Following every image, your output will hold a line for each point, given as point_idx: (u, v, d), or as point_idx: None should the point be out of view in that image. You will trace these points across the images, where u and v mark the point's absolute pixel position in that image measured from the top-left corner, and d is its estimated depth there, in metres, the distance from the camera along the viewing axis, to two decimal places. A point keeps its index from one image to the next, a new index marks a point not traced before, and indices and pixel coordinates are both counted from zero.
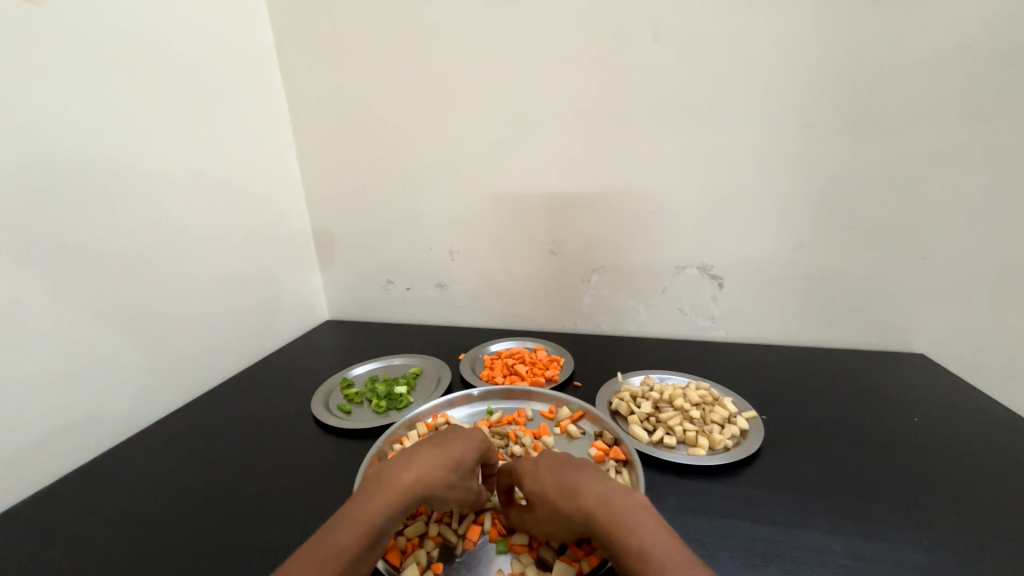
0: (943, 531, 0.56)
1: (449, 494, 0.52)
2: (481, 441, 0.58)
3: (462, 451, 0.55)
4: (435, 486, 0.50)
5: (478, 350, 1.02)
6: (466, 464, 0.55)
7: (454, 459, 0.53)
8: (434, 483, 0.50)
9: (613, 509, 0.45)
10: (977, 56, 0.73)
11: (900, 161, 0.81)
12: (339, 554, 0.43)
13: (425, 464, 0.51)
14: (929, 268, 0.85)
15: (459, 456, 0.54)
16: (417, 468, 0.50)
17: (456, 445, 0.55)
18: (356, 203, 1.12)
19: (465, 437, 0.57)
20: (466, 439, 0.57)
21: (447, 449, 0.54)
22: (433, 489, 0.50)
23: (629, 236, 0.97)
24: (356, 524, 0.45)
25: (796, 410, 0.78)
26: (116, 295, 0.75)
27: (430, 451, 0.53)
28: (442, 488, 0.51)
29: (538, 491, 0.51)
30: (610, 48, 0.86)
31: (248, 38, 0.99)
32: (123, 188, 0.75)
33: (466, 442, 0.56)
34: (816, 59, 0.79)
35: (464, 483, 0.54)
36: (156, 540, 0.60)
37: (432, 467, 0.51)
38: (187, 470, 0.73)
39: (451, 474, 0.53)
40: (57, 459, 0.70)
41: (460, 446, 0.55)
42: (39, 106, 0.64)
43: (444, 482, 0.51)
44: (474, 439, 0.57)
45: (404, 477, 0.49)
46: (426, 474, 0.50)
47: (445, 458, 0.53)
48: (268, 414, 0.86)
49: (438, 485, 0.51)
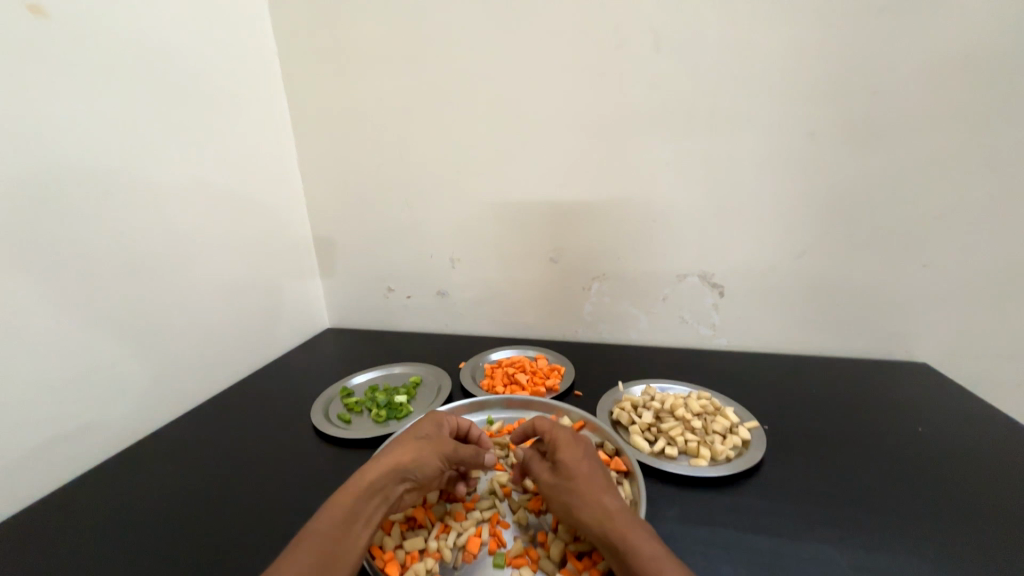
0: (949, 542, 0.55)
1: (419, 461, 0.57)
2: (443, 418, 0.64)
3: (426, 429, 0.61)
4: (400, 456, 0.56)
5: (479, 359, 1.01)
6: (430, 434, 0.61)
7: (415, 433, 0.60)
8: (397, 454, 0.56)
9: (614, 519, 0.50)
10: (976, 66, 0.74)
11: (900, 170, 0.81)
12: (320, 530, 0.47)
13: (389, 448, 0.57)
14: (931, 277, 0.85)
15: (420, 431, 0.60)
16: (382, 452, 0.57)
17: (416, 427, 0.62)
18: (357, 212, 1.12)
19: (429, 420, 0.63)
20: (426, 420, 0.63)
21: (408, 433, 0.61)
22: (397, 457, 0.56)
23: (630, 245, 0.97)
24: (334, 505, 0.50)
25: (798, 419, 0.78)
26: (118, 302, 0.75)
27: (394, 440, 0.60)
28: (409, 457, 0.57)
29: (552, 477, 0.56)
30: (610, 58, 0.87)
31: (252, 49, 1.00)
32: (127, 196, 0.76)
33: (428, 423, 0.63)
34: (816, 69, 0.79)
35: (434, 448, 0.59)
36: (154, 550, 0.60)
37: (395, 447, 0.57)
38: (187, 479, 0.72)
39: (416, 444, 0.58)
40: (56, 468, 0.70)
41: (423, 426, 0.61)
42: (46, 116, 0.65)
43: (410, 450, 0.57)
44: (437, 417, 0.63)
45: (371, 463, 0.55)
46: (389, 452, 0.56)
47: (408, 438, 0.59)
48: (268, 423, 0.86)
49: (402, 454, 0.56)
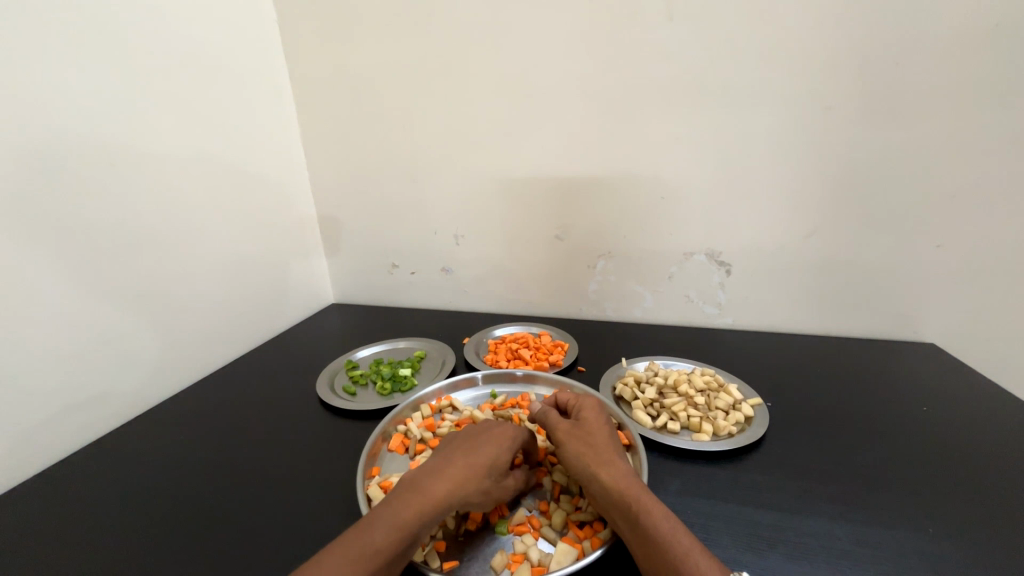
0: (948, 519, 0.55)
1: (486, 500, 0.52)
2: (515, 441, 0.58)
3: (500, 453, 0.55)
4: (474, 493, 0.51)
5: (483, 334, 1.02)
6: (504, 464, 0.55)
7: (492, 462, 0.54)
8: (469, 491, 0.51)
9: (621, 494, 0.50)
10: (1005, 36, 0.70)
11: (918, 146, 0.78)
12: (376, 555, 0.44)
13: (462, 471, 0.51)
14: (944, 256, 0.83)
15: (498, 459, 0.55)
16: (453, 476, 0.51)
17: (492, 447, 0.55)
18: (361, 186, 1.11)
19: (504, 438, 0.57)
20: (504, 439, 0.57)
21: (486, 453, 0.54)
22: (469, 496, 0.51)
23: (636, 221, 0.95)
24: (392, 526, 0.46)
25: (801, 397, 0.78)
26: (123, 276, 0.75)
27: (470, 458, 0.53)
28: (477, 495, 0.51)
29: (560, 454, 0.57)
30: (621, 26, 0.84)
31: (251, 15, 0.97)
32: (132, 171, 0.76)
33: (505, 443, 0.56)
34: (835, 38, 0.76)
35: (500, 485, 0.54)
36: (167, 516, 0.62)
37: (468, 473, 0.51)
38: (196, 448, 0.74)
39: (489, 482, 0.52)
40: (70, 435, 0.72)
41: (499, 450, 0.55)
42: (47, 88, 0.65)
43: (483, 489, 0.51)
44: (509, 439, 0.57)
45: (441, 484, 0.50)
46: (462, 483, 0.50)
47: (482, 462, 0.53)
48: (274, 394, 0.87)
49: (474, 492, 0.51)
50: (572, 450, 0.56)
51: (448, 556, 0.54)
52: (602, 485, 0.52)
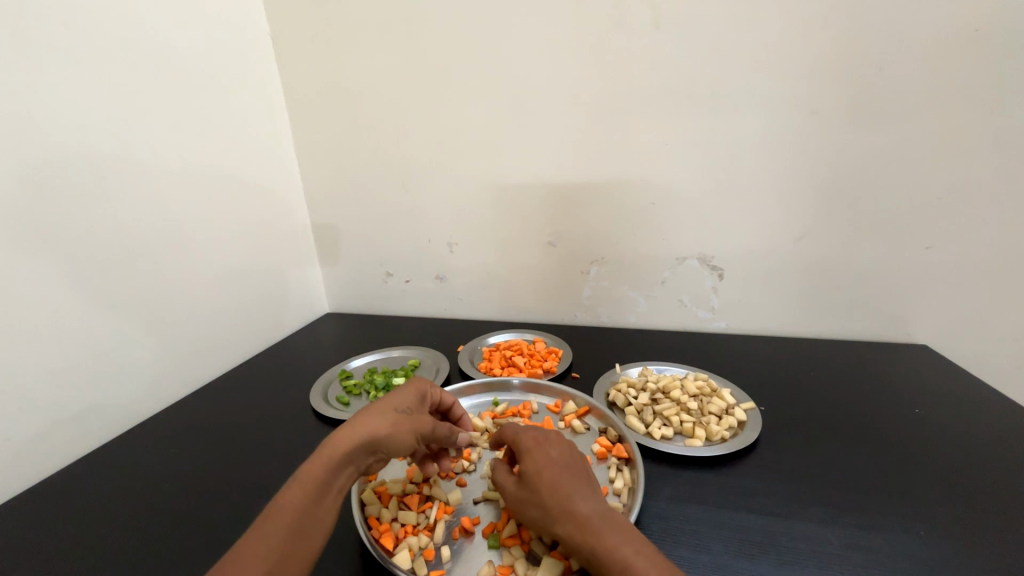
0: (940, 522, 0.55)
1: (399, 432, 0.53)
2: (420, 389, 0.60)
3: (403, 399, 0.57)
4: (382, 425, 0.52)
5: (477, 342, 1.02)
6: (408, 405, 0.57)
7: (395, 404, 0.55)
8: (376, 425, 0.52)
9: (592, 524, 0.46)
10: (982, 43, 0.72)
11: (903, 150, 0.79)
12: (286, 506, 0.44)
13: (363, 412, 0.53)
14: (932, 259, 0.84)
15: (399, 402, 0.57)
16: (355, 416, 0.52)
17: (392, 396, 0.57)
18: (355, 196, 1.12)
19: (404, 389, 0.59)
20: (406, 390, 0.59)
21: (386, 400, 0.56)
22: (378, 428, 0.51)
23: (629, 227, 0.96)
24: (301, 480, 0.46)
25: (794, 400, 0.78)
26: (116, 287, 0.75)
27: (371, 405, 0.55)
28: (387, 428, 0.52)
29: (533, 471, 0.51)
30: (610, 35, 0.85)
31: (244, 27, 0.98)
32: (122, 182, 0.75)
33: (408, 392, 0.59)
34: (819, 45, 0.77)
35: (412, 419, 0.55)
36: (156, 530, 0.61)
37: (370, 414, 0.53)
38: (187, 461, 0.74)
39: (395, 415, 0.54)
40: (61, 450, 0.71)
41: (400, 395, 0.57)
42: (39, 104, 0.65)
43: (390, 422, 0.53)
44: (412, 387, 0.60)
45: (344, 427, 0.51)
46: (363, 417, 0.52)
47: (383, 404, 0.55)
48: (269, 404, 0.87)
49: (382, 426, 0.52)
50: (540, 471, 0.51)
51: (436, 565, 0.54)
52: (605, 557, 0.45)
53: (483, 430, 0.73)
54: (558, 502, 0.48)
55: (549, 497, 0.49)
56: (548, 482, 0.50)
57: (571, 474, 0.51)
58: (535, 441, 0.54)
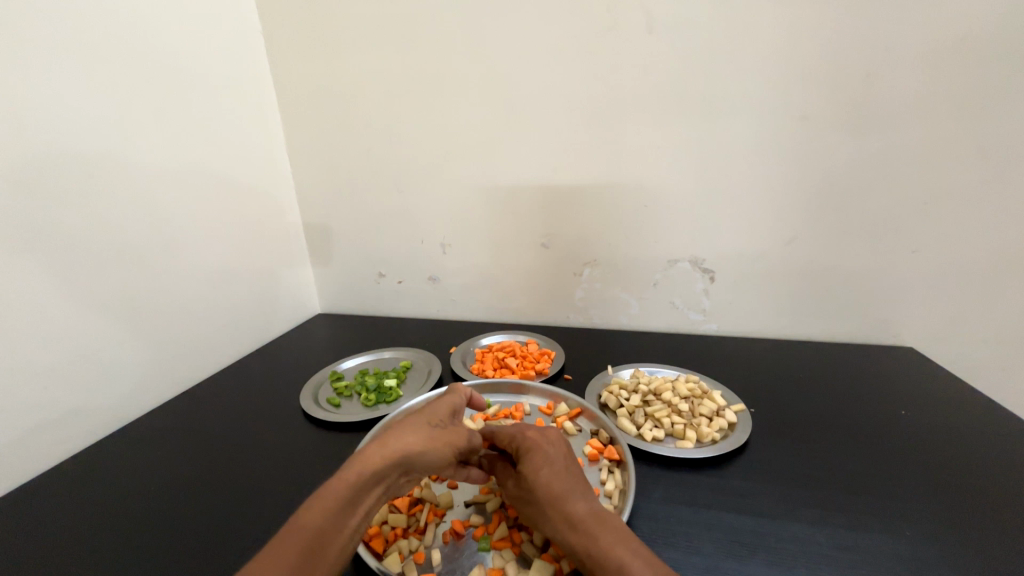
0: (927, 522, 0.56)
1: (433, 449, 0.52)
2: (454, 403, 0.60)
3: (436, 415, 0.56)
4: (416, 442, 0.51)
5: (470, 343, 1.02)
6: (443, 423, 0.56)
7: (429, 420, 0.55)
8: (409, 441, 0.51)
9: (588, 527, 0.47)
10: (968, 52, 0.73)
11: (891, 155, 0.80)
12: (312, 520, 0.43)
13: (398, 427, 0.53)
14: (919, 263, 0.85)
15: (433, 418, 0.56)
16: (389, 431, 0.52)
17: (422, 411, 0.57)
18: (348, 196, 1.11)
19: (435, 403, 0.59)
20: (440, 406, 0.59)
21: (417, 415, 0.56)
22: (412, 444, 0.51)
23: (622, 229, 0.96)
24: (330, 493, 0.45)
25: (784, 402, 0.79)
26: (103, 286, 0.74)
27: (405, 420, 0.55)
28: (422, 445, 0.51)
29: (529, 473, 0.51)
30: (604, 39, 0.85)
31: (236, 24, 0.97)
32: (111, 179, 0.74)
33: (443, 409, 0.58)
34: (810, 51, 0.78)
35: (446, 435, 0.54)
36: (142, 534, 0.60)
37: (404, 429, 0.52)
38: (174, 464, 0.72)
39: (427, 430, 0.53)
40: (44, 452, 0.69)
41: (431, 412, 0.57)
42: (27, 99, 0.64)
43: (423, 438, 0.52)
44: (443, 401, 0.59)
45: (378, 442, 0.50)
46: (398, 433, 0.51)
47: (415, 419, 0.55)
48: (258, 405, 0.86)
49: (415, 442, 0.51)
50: (535, 472, 0.51)
51: (426, 568, 0.54)
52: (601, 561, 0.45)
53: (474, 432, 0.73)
54: (554, 506, 0.49)
55: (548, 503, 0.49)
56: (545, 485, 0.50)
57: (569, 478, 0.51)
58: (533, 440, 0.54)
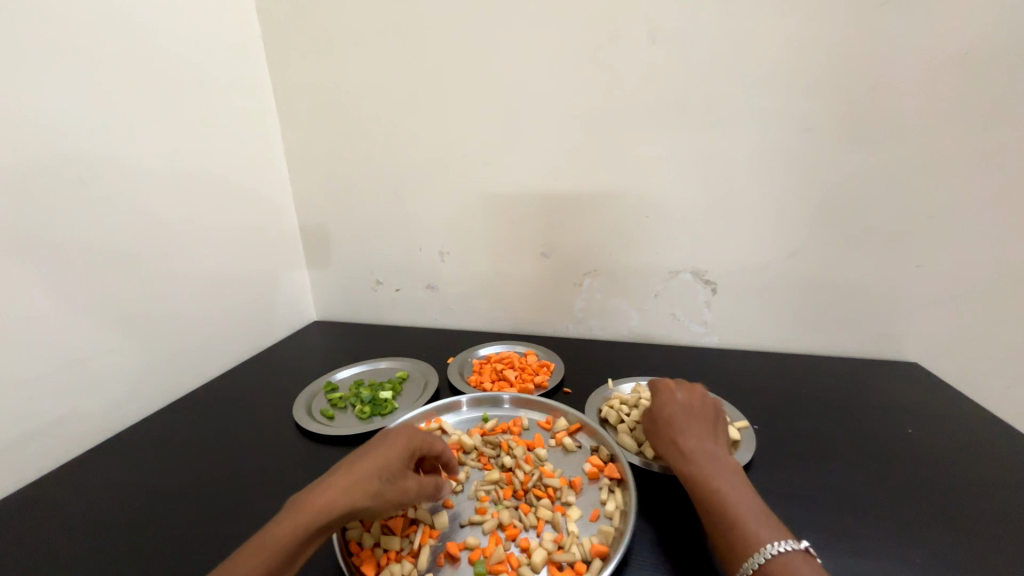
0: (937, 547, 0.55)
1: (377, 504, 0.50)
2: (412, 441, 0.56)
3: (392, 457, 0.53)
4: (356, 500, 0.49)
5: (468, 354, 1.00)
6: (395, 469, 0.53)
7: (381, 467, 0.52)
8: (353, 496, 0.49)
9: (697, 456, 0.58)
10: (974, 66, 0.73)
11: (896, 170, 0.80)
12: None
13: (344, 473, 0.50)
14: (923, 278, 0.84)
15: (386, 460, 0.53)
16: (336, 477, 0.49)
17: (377, 450, 0.53)
18: (346, 202, 1.10)
19: (392, 439, 0.55)
20: (397, 442, 0.55)
21: (371, 454, 0.53)
22: (355, 501, 0.48)
23: (623, 239, 0.95)
24: (261, 547, 0.44)
25: (788, 419, 0.77)
26: (95, 294, 0.72)
27: (356, 461, 0.52)
28: (367, 499, 0.49)
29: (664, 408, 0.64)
30: (608, 48, 0.85)
31: (235, 29, 0.96)
32: (106, 182, 0.73)
33: (398, 446, 0.55)
34: (815, 63, 0.77)
35: (395, 487, 0.52)
36: (127, 551, 0.58)
37: (350, 477, 0.50)
38: (162, 477, 0.70)
39: (376, 482, 0.50)
40: (28, 463, 0.67)
41: (386, 452, 0.53)
42: (19, 101, 0.62)
43: (368, 494, 0.49)
44: (400, 439, 0.55)
45: (320, 492, 0.48)
46: (343, 484, 0.49)
47: (366, 464, 0.51)
48: (251, 415, 0.84)
49: (360, 498, 0.49)
50: (673, 407, 0.64)
51: None
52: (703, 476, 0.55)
53: (471, 448, 0.71)
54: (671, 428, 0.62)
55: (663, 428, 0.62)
56: (672, 414, 0.63)
57: (690, 420, 0.62)
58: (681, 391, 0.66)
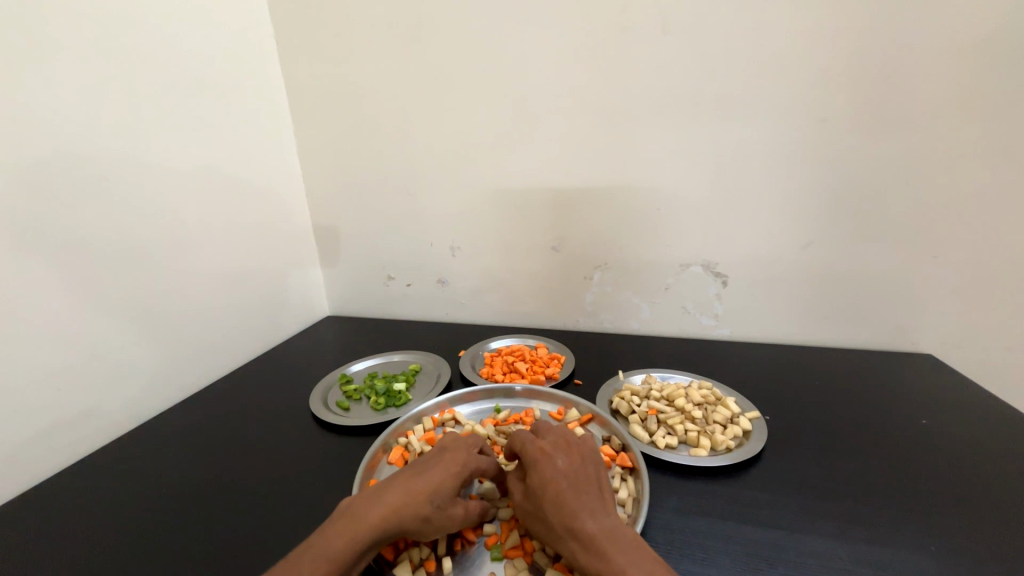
0: (950, 537, 0.55)
1: (428, 528, 0.49)
2: (467, 466, 0.54)
3: (444, 482, 0.52)
4: (407, 523, 0.48)
5: (479, 347, 1.01)
6: (447, 497, 0.51)
7: (433, 491, 0.50)
8: (404, 520, 0.48)
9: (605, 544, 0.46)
10: (991, 52, 0.72)
11: (910, 159, 0.79)
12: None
13: (399, 495, 0.49)
14: (939, 269, 0.83)
15: (439, 485, 0.51)
16: (390, 498, 0.49)
17: (430, 475, 0.52)
18: (358, 199, 1.11)
19: (446, 462, 0.54)
20: (452, 467, 0.53)
21: (423, 478, 0.51)
22: (405, 524, 0.48)
23: (633, 233, 0.95)
24: (316, 556, 0.45)
25: (799, 410, 0.77)
26: (114, 289, 0.75)
27: (410, 482, 0.51)
28: (418, 522, 0.49)
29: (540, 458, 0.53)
30: (615, 41, 0.85)
31: (247, 30, 0.98)
32: (123, 181, 0.75)
33: (452, 471, 0.53)
34: (825, 53, 0.77)
35: (446, 513, 0.51)
36: (152, 536, 0.60)
37: (404, 498, 0.49)
38: (184, 466, 0.72)
39: (430, 507, 0.50)
40: (57, 452, 0.70)
41: (438, 476, 0.52)
42: (40, 104, 0.65)
43: (419, 518, 0.49)
44: (455, 463, 0.54)
45: (374, 511, 0.48)
46: (397, 506, 0.49)
47: (420, 490, 0.50)
48: (268, 407, 0.86)
49: (410, 522, 0.48)
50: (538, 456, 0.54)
51: None
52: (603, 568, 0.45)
53: (484, 437, 0.72)
54: (570, 500, 0.49)
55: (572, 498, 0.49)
56: (556, 473, 0.51)
57: (576, 483, 0.51)
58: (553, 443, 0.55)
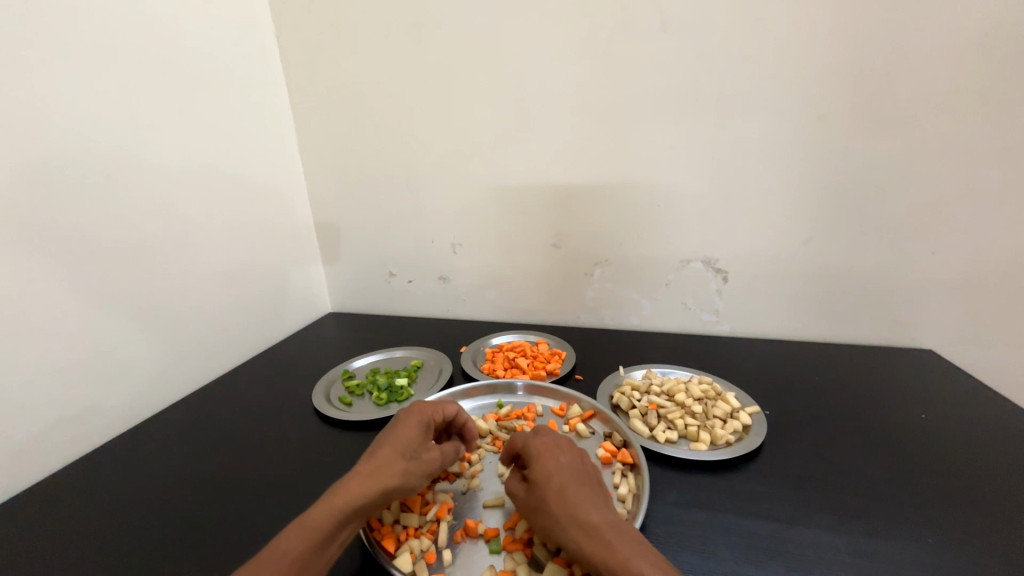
0: (949, 530, 0.55)
1: (410, 479, 0.52)
2: (429, 420, 0.59)
3: (410, 436, 0.56)
4: (388, 475, 0.51)
5: (480, 343, 1.02)
6: (416, 447, 0.55)
7: (403, 445, 0.54)
8: (385, 474, 0.51)
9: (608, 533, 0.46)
10: (993, 48, 0.71)
11: (912, 154, 0.79)
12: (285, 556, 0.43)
13: (374, 458, 0.52)
14: (940, 264, 0.83)
15: (405, 436, 0.55)
16: (366, 464, 0.51)
17: (394, 435, 0.56)
18: (359, 196, 1.11)
19: (406, 422, 0.58)
20: (413, 422, 0.58)
21: (388, 440, 0.55)
22: (388, 476, 0.51)
23: (633, 229, 0.95)
24: (305, 529, 0.45)
25: (799, 405, 0.78)
26: (117, 286, 0.75)
27: (379, 447, 0.54)
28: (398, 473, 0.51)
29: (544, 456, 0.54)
30: (615, 39, 0.85)
31: (248, 28, 0.98)
32: (126, 179, 0.76)
33: (415, 426, 0.57)
34: (827, 48, 0.77)
35: (420, 460, 0.54)
36: (157, 529, 0.61)
37: (379, 458, 0.52)
38: (188, 461, 0.73)
39: (404, 459, 0.53)
40: (62, 448, 0.71)
41: (403, 432, 0.56)
42: (43, 102, 0.65)
43: (399, 468, 0.52)
44: (415, 417, 0.58)
45: (353, 476, 0.50)
46: (374, 465, 0.51)
47: (389, 448, 0.53)
48: (271, 403, 0.87)
49: (392, 474, 0.51)
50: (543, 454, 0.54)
51: (437, 568, 0.54)
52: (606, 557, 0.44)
53: (486, 432, 0.73)
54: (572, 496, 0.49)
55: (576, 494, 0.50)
56: (558, 470, 0.52)
57: (577, 479, 0.51)
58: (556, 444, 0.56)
